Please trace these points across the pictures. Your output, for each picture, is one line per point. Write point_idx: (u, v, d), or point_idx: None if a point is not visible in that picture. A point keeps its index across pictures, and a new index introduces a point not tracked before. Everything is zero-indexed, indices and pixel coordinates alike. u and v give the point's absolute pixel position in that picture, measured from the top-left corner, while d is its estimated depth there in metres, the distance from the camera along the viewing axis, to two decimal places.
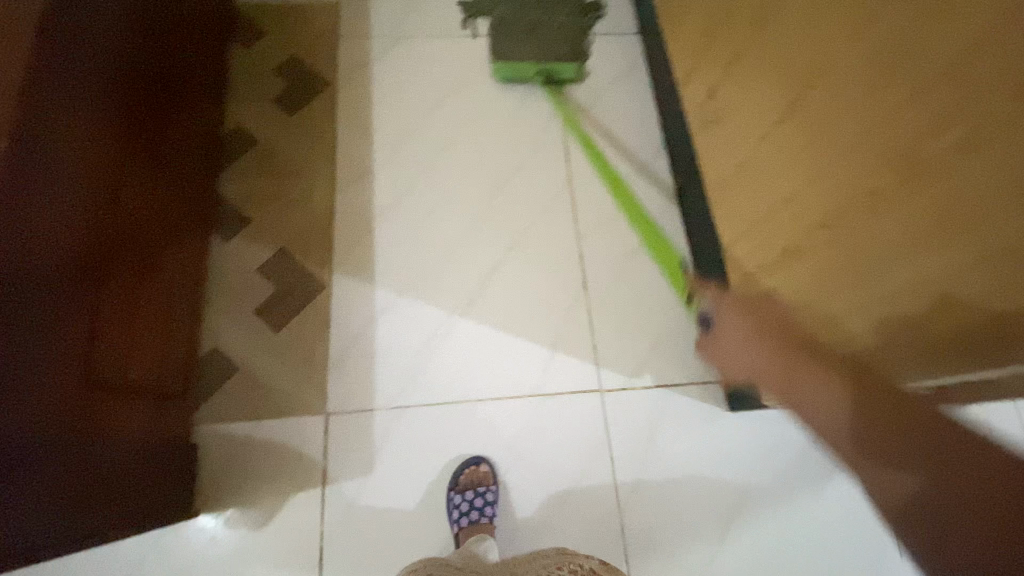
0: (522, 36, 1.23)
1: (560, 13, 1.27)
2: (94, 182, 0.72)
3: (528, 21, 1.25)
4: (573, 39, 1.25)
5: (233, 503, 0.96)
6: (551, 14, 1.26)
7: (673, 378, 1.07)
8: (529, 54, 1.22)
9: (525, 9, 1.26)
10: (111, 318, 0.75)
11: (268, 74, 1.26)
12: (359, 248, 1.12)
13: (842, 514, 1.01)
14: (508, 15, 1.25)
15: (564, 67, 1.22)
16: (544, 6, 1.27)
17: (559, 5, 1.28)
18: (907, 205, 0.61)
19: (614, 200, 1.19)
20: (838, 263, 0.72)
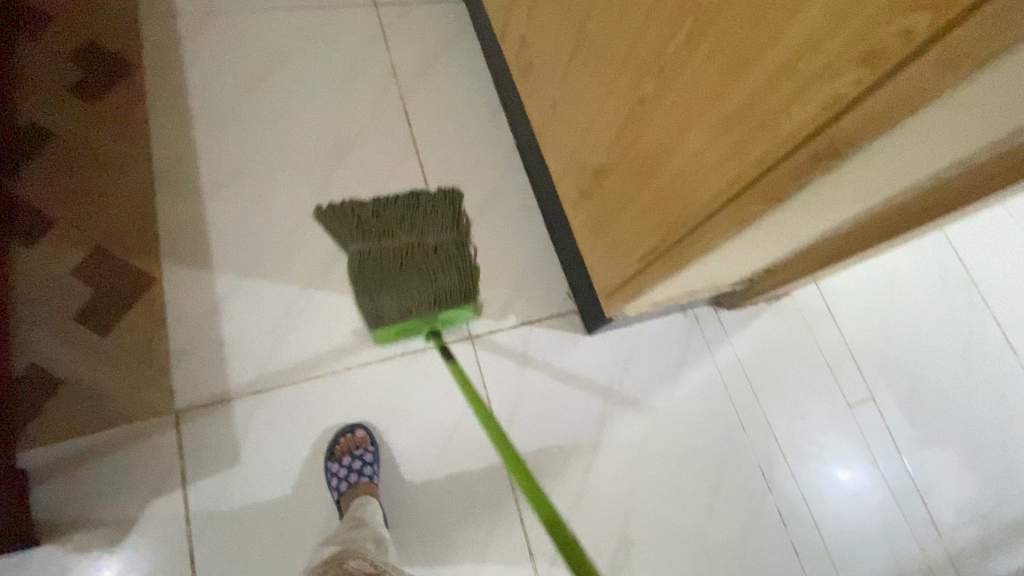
0: (398, 282, 0.98)
1: (435, 227, 1.05)
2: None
3: (398, 256, 0.99)
4: (458, 258, 1.03)
5: (77, 527, 0.87)
6: (421, 236, 1.02)
7: (535, 314, 1.13)
8: (407, 288, 0.98)
9: (392, 235, 1.01)
10: None
11: (57, 61, 1.13)
12: (192, 235, 1.04)
13: (695, 407, 1.13)
14: (371, 245, 1.01)
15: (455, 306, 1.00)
16: (413, 225, 1.03)
17: (428, 215, 1.05)
18: (663, 105, 0.68)
19: (459, 157, 1.22)
20: (626, 173, 0.80)
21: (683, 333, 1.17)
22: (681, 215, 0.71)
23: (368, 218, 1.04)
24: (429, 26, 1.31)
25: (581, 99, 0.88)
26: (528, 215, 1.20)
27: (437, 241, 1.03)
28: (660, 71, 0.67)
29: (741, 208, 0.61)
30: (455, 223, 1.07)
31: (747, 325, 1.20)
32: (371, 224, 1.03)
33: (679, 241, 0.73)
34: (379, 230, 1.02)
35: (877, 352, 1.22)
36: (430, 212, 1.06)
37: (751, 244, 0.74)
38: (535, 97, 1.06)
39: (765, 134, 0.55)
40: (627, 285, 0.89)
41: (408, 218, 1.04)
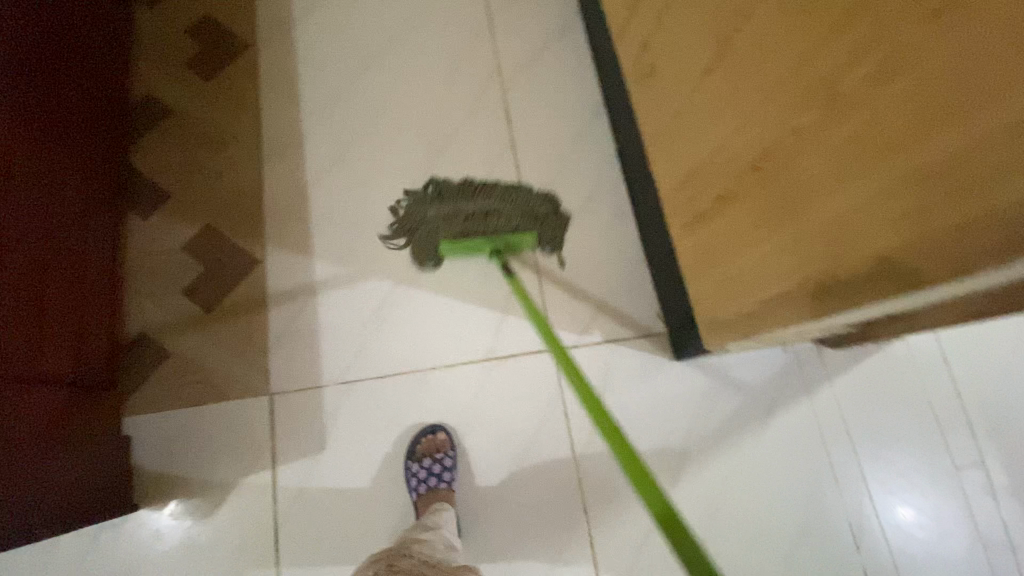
0: (470, 234, 1.01)
1: (517, 199, 1.06)
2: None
3: (477, 213, 1.02)
4: (533, 223, 1.06)
5: (174, 497, 0.92)
6: (504, 201, 1.04)
7: (622, 333, 1.09)
8: (476, 231, 1.01)
9: (471, 194, 1.03)
10: (10, 301, 0.70)
11: (178, 36, 1.16)
12: (293, 222, 1.06)
13: (783, 448, 1.07)
14: (450, 204, 1.03)
15: (520, 238, 1.03)
16: (495, 191, 1.04)
17: (516, 192, 1.06)
18: (825, 141, 0.61)
19: (557, 160, 1.17)
20: (761, 205, 0.73)
21: (778, 367, 1.10)
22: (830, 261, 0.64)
23: (451, 187, 1.05)
24: (536, 19, 1.26)
25: (712, 118, 0.81)
26: (623, 227, 1.15)
27: (519, 202, 1.05)
28: (827, 101, 0.60)
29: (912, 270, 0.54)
30: (543, 199, 1.09)
31: (849, 367, 1.11)
32: (453, 189, 1.04)
33: (819, 288, 0.67)
34: (460, 198, 1.03)
35: (995, 415, 1.10)
36: (520, 189, 1.07)
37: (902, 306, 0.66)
38: (650, 107, 0.99)
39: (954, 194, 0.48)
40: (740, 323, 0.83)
41: (492, 187, 1.04)
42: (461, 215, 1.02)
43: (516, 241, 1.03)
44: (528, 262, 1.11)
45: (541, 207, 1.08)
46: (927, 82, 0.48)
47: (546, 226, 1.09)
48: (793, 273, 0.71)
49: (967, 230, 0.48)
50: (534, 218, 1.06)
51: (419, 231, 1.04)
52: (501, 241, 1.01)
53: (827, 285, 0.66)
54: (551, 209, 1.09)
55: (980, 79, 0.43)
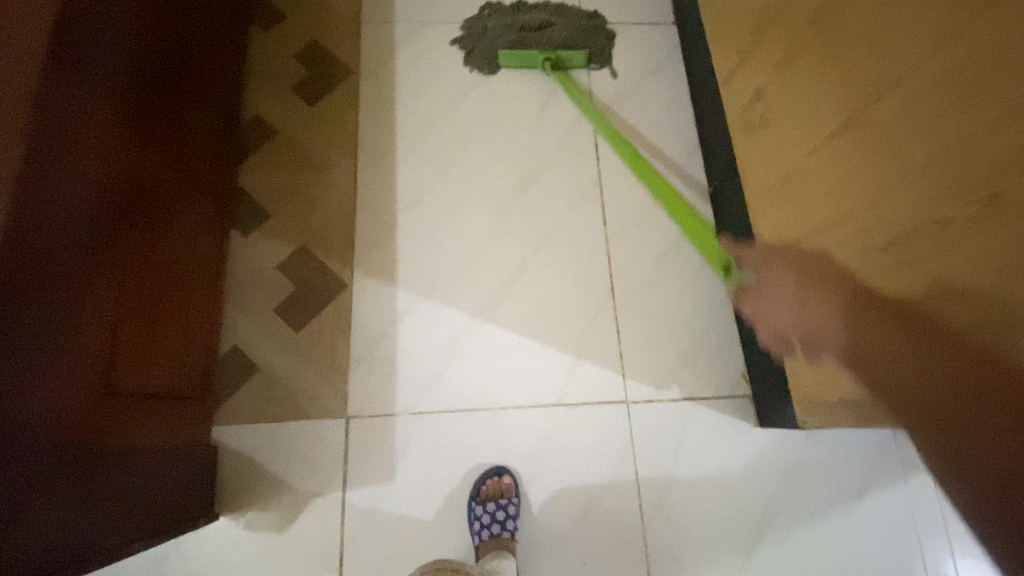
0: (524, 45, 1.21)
1: (567, 15, 1.22)
2: (107, 180, 0.69)
3: (531, 25, 1.20)
4: (582, 35, 1.22)
5: (250, 510, 0.95)
6: (555, 15, 1.21)
7: (702, 391, 1.04)
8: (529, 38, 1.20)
9: (526, 8, 1.21)
10: (127, 319, 0.74)
11: (288, 60, 1.21)
12: (381, 248, 1.08)
13: (872, 535, 0.98)
14: (508, 17, 1.21)
15: (570, 52, 1.19)
16: (549, 7, 1.22)
17: (568, 11, 1.23)
18: (982, 241, 0.55)
19: (646, 204, 1.14)
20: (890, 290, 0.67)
21: (872, 446, 1.02)
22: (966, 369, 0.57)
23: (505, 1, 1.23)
24: (634, 58, 1.23)
25: (833, 188, 0.75)
26: (710, 279, 1.10)
27: (569, 17, 1.22)
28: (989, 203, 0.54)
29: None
30: (591, 14, 1.24)
31: None
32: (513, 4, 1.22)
33: None
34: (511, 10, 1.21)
35: None
36: (572, 10, 1.23)
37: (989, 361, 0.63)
38: (756, 162, 0.94)
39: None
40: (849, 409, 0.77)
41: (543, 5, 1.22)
42: (518, 26, 1.20)
43: (565, 56, 1.19)
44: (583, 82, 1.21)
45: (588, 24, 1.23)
46: None
47: (595, 36, 1.22)
48: None
49: None
50: (582, 30, 1.22)
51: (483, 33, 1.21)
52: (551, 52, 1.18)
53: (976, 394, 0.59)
54: (600, 24, 1.23)
55: None
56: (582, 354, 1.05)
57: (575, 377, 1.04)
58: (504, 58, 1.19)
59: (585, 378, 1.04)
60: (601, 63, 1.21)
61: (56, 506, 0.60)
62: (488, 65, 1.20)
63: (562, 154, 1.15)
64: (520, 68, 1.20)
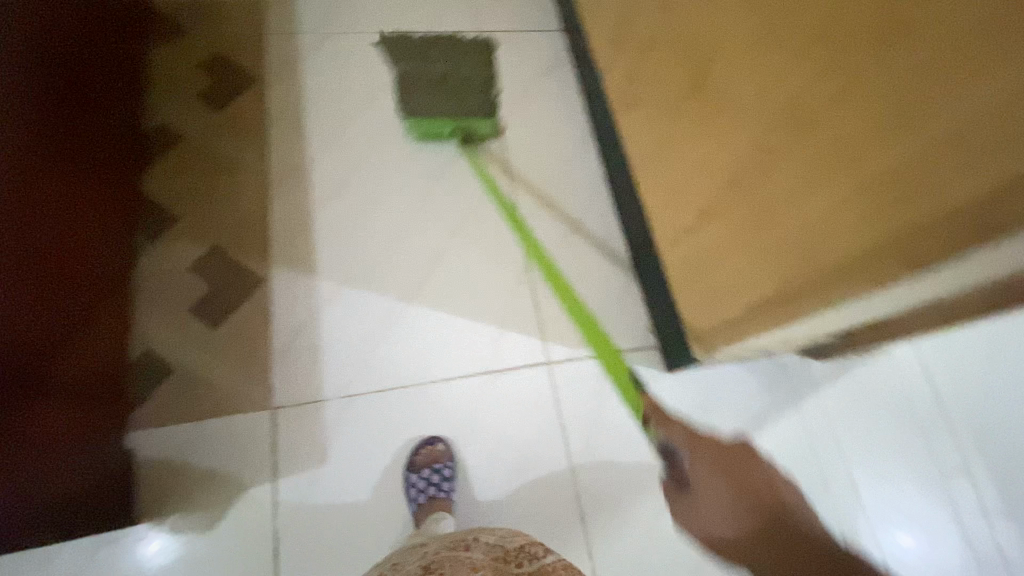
0: (431, 87, 1.16)
1: (466, 62, 1.22)
2: (11, 172, 0.69)
3: (436, 73, 1.18)
4: (483, 88, 1.20)
5: (174, 512, 0.92)
6: (455, 65, 1.20)
7: (616, 346, 1.13)
8: (434, 75, 1.17)
9: (429, 59, 1.20)
10: (40, 309, 0.73)
11: (192, 70, 1.23)
12: (298, 243, 1.10)
13: (775, 456, 1.09)
14: (414, 65, 1.20)
15: (478, 122, 1.17)
16: (445, 53, 1.22)
17: (464, 56, 1.23)
18: (800, 154, 0.67)
19: (550, 185, 1.24)
20: (739, 233, 0.80)
21: (765, 378, 1.14)
22: (811, 243, 0.67)
23: (416, 37, 1.25)
24: (528, 57, 1.35)
25: (694, 141, 0.88)
26: (613, 247, 1.21)
27: (470, 71, 1.21)
28: (796, 122, 0.68)
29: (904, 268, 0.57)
30: (485, 54, 1.25)
31: (834, 379, 1.15)
32: (416, 49, 1.22)
33: (797, 294, 0.72)
34: (417, 50, 1.21)
35: (977, 421, 1.14)
36: (466, 51, 1.23)
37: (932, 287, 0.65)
38: (635, 134, 1.07)
39: (954, 165, 0.51)
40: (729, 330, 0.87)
41: (447, 50, 1.22)
42: (425, 81, 1.17)
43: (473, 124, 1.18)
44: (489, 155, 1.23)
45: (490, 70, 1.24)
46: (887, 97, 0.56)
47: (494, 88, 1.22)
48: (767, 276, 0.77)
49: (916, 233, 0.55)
50: (483, 84, 1.21)
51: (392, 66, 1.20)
52: (461, 121, 1.16)
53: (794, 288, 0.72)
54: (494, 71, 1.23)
55: (936, 94, 0.52)
56: (504, 324, 1.11)
57: (497, 346, 1.09)
58: (411, 126, 1.15)
59: (508, 347, 1.10)
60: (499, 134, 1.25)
61: None
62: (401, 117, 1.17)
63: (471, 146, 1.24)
64: (426, 136, 1.18)
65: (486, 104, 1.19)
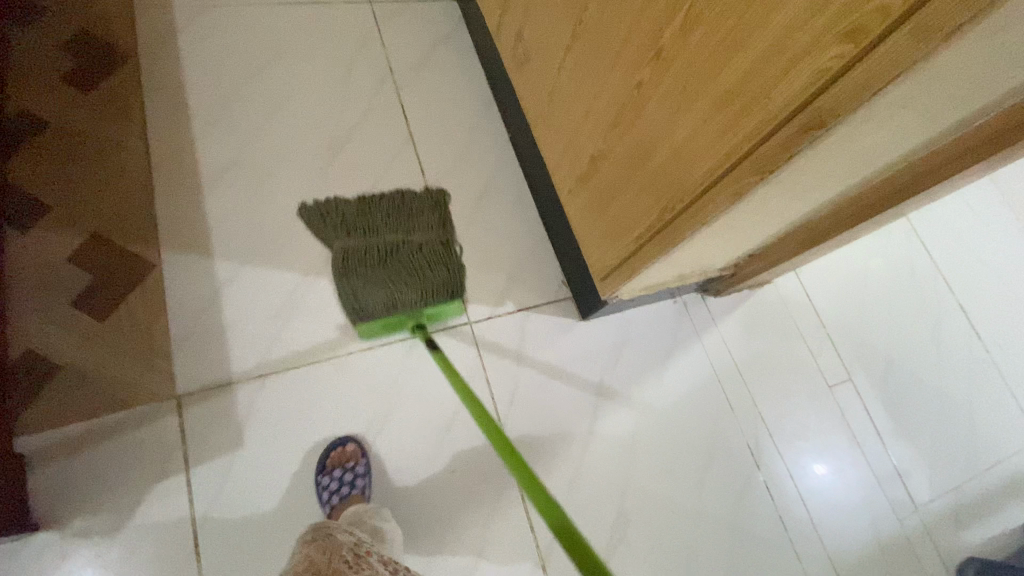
0: (382, 274, 1.03)
1: (418, 231, 1.10)
2: None
3: (384, 249, 1.05)
4: (441, 261, 1.08)
5: (75, 518, 0.85)
6: (406, 237, 1.08)
7: (532, 300, 1.17)
8: (382, 255, 1.05)
9: (377, 232, 1.07)
10: None
11: (49, 49, 1.12)
12: (192, 224, 1.04)
13: (686, 387, 1.18)
14: (359, 239, 1.06)
15: (442, 308, 1.04)
16: (394, 222, 1.10)
17: (414, 219, 1.12)
18: (661, 86, 0.73)
19: (456, 150, 1.25)
20: (628, 173, 0.85)
21: (672, 316, 1.22)
22: (682, 168, 0.73)
23: (349, 206, 1.11)
24: (422, 25, 1.35)
25: (579, 90, 0.93)
26: (522, 206, 1.24)
27: (422, 241, 1.09)
28: (655, 55, 0.72)
29: (754, 178, 0.63)
30: (439, 218, 1.15)
31: (732, 311, 1.26)
32: (356, 219, 1.09)
33: (674, 218, 0.78)
34: (358, 220, 1.09)
35: (853, 336, 1.29)
36: (416, 214, 1.13)
37: (786, 192, 0.71)
38: (530, 92, 1.11)
39: (778, 69, 0.56)
40: (626, 266, 0.93)
41: (394, 218, 1.10)
42: (373, 262, 1.04)
43: (438, 309, 1.05)
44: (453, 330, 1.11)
45: (444, 234, 1.13)
46: (716, 22, 0.61)
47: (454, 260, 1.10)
48: (651, 210, 0.82)
49: (757, 141, 0.61)
50: (439, 256, 1.09)
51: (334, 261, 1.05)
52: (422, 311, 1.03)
53: (674, 214, 0.78)
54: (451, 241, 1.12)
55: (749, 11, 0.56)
56: None
57: None
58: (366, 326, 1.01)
59: None
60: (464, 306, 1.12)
61: None
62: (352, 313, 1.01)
63: (372, 115, 1.22)
64: (386, 330, 1.04)
65: (448, 283, 1.06)
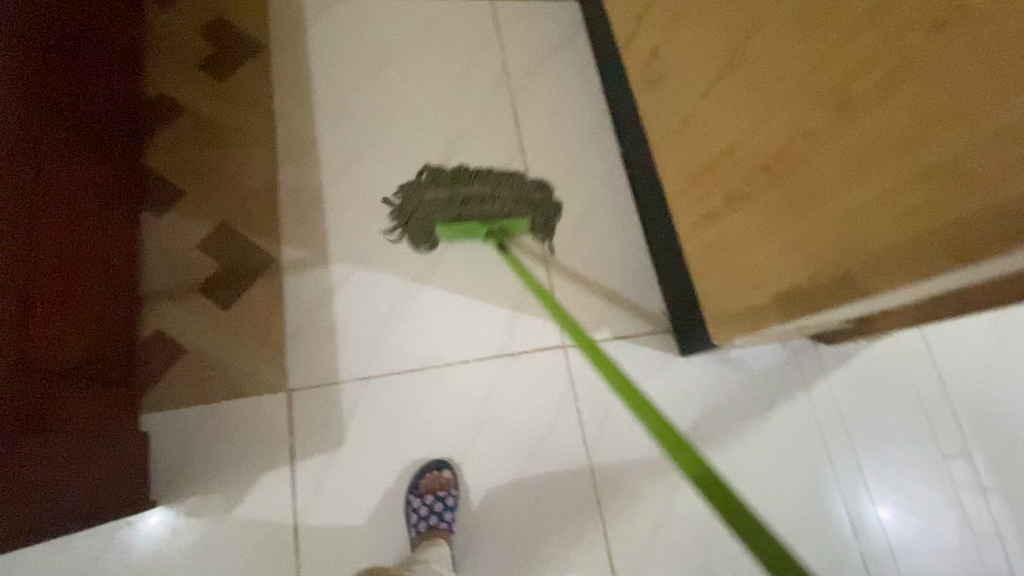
0: (466, 212, 1.07)
1: (510, 185, 1.13)
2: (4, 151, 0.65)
3: (473, 199, 1.08)
4: (527, 208, 1.12)
5: (190, 495, 0.91)
6: (496, 188, 1.11)
7: (630, 329, 1.13)
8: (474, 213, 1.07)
9: (467, 183, 1.10)
10: (39, 292, 0.69)
11: (190, 37, 1.16)
12: (310, 222, 1.07)
13: (786, 439, 1.11)
14: (448, 190, 1.10)
15: (515, 223, 1.08)
16: (489, 177, 1.12)
17: (507, 178, 1.13)
18: (837, 141, 0.66)
19: (566, 165, 1.21)
20: (774, 223, 0.79)
21: (777, 362, 1.15)
22: (848, 233, 0.67)
23: (445, 172, 1.11)
24: (542, 29, 1.30)
25: (723, 124, 0.86)
26: (630, 229, 1.19)
27: (510, 191, 1.12)
28: (835, 108, 0.66)
29: (948, 263, 0.57)
30: (535, 185, 1.15)
31: (844, 363, 1.17)
32: (451, 176, 1.11)
33: (827, 283, 0.72)
34: (452, 178, 1.10)
35: (978, 406, 1.17)
36: (511, 176, 1.14)
37: (983, 276, 0.62)
38: (657, 114, 1.04)
39: (1014, 155, 0.48)
40: (760, 314, 0.87)
41: (487, 172, 1.12)
42: (460, 204, 1.08)
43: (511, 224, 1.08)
44: (527, 251, 1.14)
45: (534, 194, 1.15)
46: (933, 89, 0.55)
47: (541, 210, 1.15)
48: (799, 268, 0.76)
49: (957, 228, 0.55)
50: (526, 202, 1.13)
51: (413, 219, 1.08)
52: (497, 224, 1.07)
53: (832, 280, 0.71)
54: (543, 197, 1.15)
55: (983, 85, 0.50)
56: (522, 304, 1.10)
57: (511, 327, 1.08)
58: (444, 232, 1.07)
59: (522, 329, 1.08)
60: (543, 238, 1.14)
61: None
62: (427, 239, 1.08)
63: (485, 122, 1.20)
64: (461, 238, 1.09)
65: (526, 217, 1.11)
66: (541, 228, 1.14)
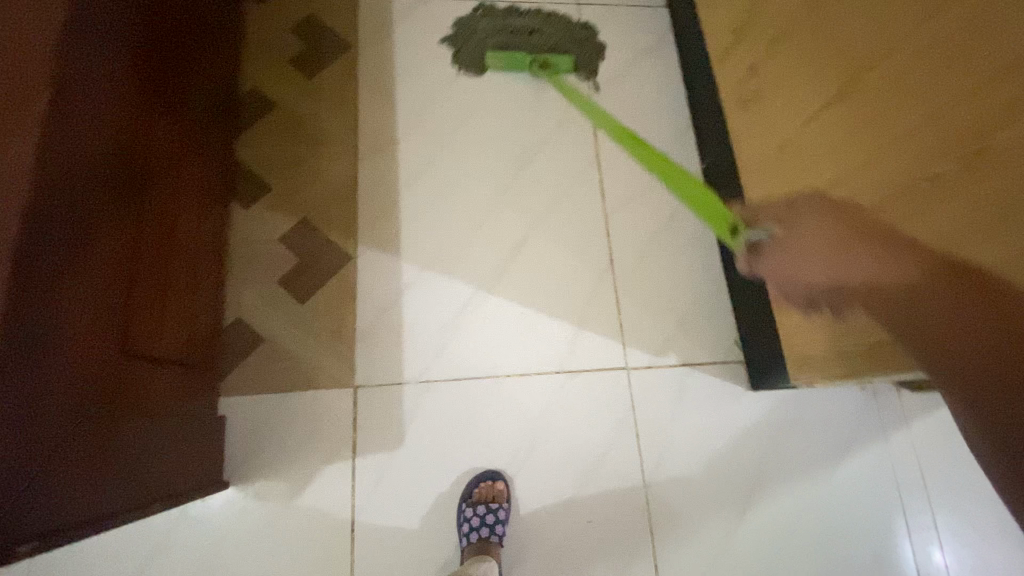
0: (514, 41, 1.20)
1: (558, 24, 1.23)
2: (122, 156, 0.70)
3: (521, 30, 1.21)
4: (572, 45, 1.22)
5: (258, 478, 0.96)
6: (544, 25, 1.22)
7: (698, 356, 1.08)
8: (524, 46, 1.20)
9: (518, 16, 1.22)
10: (141, 286, 0.74)
11: (284, 33, 1.20)
12: (385, 222, 1.09)
13: (857, 489, 1.04)
14: (500, 20, 1.22)
15: (558, 58, 1.19)
16: (540, 15, 1.23)
17: (556, 19, 1.24)
18: (965, 194, 0.61)
19: (644, 180, 1.17)
20: None
21: (853, 406, 1.08)
22: None
23: (500, 7, 1.23)
24: (629, 37, 1.26)
25: (825, 157, 0.80)
26: (706, 252, 1.14)
27: (557, 28, 1.23)
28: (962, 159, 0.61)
29: None
30: (583, 26, 1.24)
31: (931, 414, 1.08)
32: (505, 12, 1.23)
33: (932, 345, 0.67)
34: (506, 11, 1.23)
35: None
36: (560, 17, 1.24)
37: None
38: (750, 136, 0.99)
39: None
40: (856, 359, 0.81)
41: (536, 10, 1.24)
42: (509, 34, 1.21)
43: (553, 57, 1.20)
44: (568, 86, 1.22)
45: (580, 33, 1.24)
46: None
47: (586, 49, 1.23)
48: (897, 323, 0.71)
49: None
50: (571, 38, 1.23)
51: (467, 43, 1.21)
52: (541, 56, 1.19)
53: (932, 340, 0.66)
54: (588, 36, 1.24)
55: None
56: (587, 321, 1.08)
57: (574, 343, 1.07)
58: (493, 59, 1.19)
59: (586, 346, 1.07)
60: (586, 74, 1.22)
61: (90, 475, 0.62)
62: (476, 63, 1.20)
63: (562, 132, 1.18)
64: (507, 69, 1.20)
65: (568, 52, 1.21)
66: (583, 67, 1.22)
